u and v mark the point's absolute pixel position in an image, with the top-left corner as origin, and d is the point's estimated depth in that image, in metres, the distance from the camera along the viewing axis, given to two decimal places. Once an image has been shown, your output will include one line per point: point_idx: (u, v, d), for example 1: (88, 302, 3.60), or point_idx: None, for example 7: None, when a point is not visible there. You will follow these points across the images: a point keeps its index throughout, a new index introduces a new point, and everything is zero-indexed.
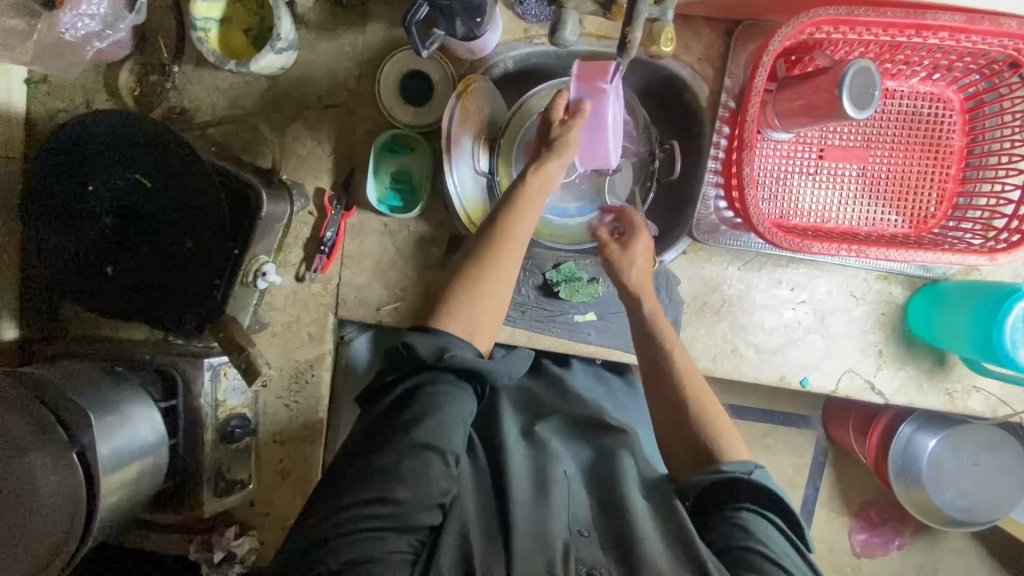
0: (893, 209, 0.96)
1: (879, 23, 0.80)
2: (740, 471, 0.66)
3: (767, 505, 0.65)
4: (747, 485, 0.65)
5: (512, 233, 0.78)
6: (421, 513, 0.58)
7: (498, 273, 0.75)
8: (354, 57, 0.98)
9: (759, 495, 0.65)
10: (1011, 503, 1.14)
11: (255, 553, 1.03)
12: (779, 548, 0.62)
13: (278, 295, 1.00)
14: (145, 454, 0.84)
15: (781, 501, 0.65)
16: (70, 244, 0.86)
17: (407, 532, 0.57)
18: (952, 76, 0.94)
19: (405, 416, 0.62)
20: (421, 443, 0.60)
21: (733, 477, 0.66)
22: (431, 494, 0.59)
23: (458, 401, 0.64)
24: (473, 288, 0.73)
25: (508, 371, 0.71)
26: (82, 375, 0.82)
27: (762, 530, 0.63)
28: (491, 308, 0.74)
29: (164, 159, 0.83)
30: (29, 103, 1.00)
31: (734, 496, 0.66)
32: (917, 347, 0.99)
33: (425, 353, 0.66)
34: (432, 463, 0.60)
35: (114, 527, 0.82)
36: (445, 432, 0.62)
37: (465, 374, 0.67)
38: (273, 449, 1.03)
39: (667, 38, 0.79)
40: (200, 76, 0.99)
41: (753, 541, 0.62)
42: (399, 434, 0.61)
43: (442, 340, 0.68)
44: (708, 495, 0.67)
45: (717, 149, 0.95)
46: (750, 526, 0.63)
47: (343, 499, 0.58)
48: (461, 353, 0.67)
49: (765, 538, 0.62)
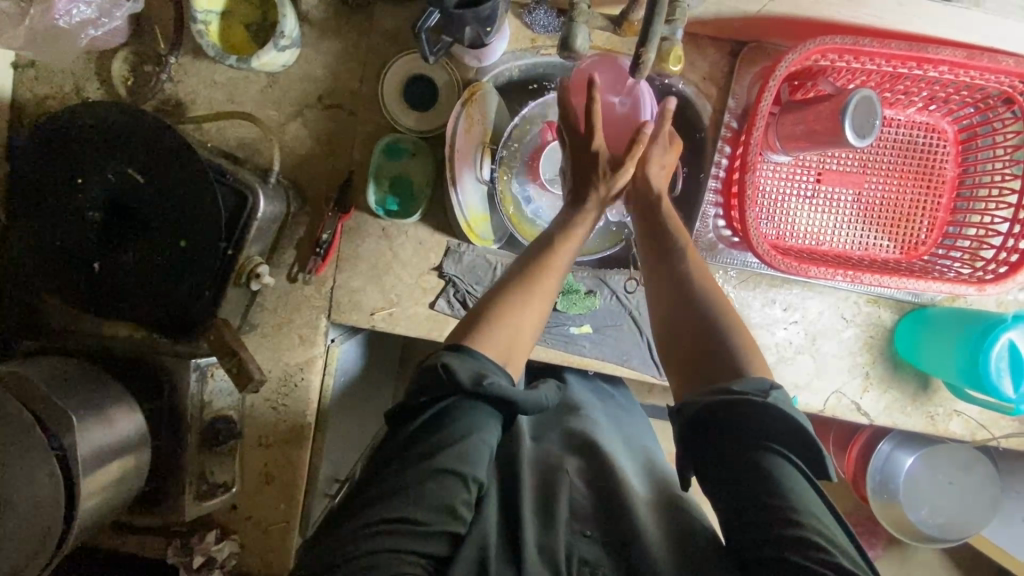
0: (886, 235, 0.98)
1: (882, 54, 0.82)
2: (756, 393, 0.63)
3: (778, 432, 0.62)
4: (755, 409, 0.61)
5: (557, 261, 0.79)
6: (433, 536, 0.58)
7: (538, 296, 0.75)
8: (358, 58, 0.97)
9: (770, 419, 0.62)
10: (982, 522, 1.17)
11: (235, 558, 1.00)
12: (796, 484, 0.59)
13: (270, 296, 0.98)
14: (126, 454, 0.81)
15: (795, 424, 0.61)
16: (55, 239, 0.84)
17: (423, 553, 0.57)
18: (947, 108, 0.96)
19: (428, 443, 0.61)
20: (443, 467, 0.60)
21: (736, 398, 0.62)
22: (448, 518, 0.59)
23: (489, 429, 0.64)
24: (510, 311, 0.73)
25: (540, 402, 0.70)
26: (62, 373, 0.79)
27: (778, 466, 0.60)
28: (527, 331, 0.74)
29: (160, 152, 0.81)
30: (16, 88, 0.97)
31: (742, 419, 0.62)
32: (903, 369, 1.01)
33: (464, 378, 0.64)
34: (453, 488, 0.60)
35: (93, 530, 0.80)
36: (472, 459, 0.61)
37: (496, 404, 0.66)
38: (259, 453, 0.99)
39: (676, 57, 0.83)
40: (197, 68, 0.96)
41: (770, 483, 0.59)
42: (424, 458, 0.60)
43: (478, 364, 0.66)
44: (711, 420, 0.63)
45: (718, 167, 0.96)
46: (764, 464, 0.60)
47: (363, 518, 0.57)
48: (498, 380, 0.65)
49: (782, 476, 0.59)
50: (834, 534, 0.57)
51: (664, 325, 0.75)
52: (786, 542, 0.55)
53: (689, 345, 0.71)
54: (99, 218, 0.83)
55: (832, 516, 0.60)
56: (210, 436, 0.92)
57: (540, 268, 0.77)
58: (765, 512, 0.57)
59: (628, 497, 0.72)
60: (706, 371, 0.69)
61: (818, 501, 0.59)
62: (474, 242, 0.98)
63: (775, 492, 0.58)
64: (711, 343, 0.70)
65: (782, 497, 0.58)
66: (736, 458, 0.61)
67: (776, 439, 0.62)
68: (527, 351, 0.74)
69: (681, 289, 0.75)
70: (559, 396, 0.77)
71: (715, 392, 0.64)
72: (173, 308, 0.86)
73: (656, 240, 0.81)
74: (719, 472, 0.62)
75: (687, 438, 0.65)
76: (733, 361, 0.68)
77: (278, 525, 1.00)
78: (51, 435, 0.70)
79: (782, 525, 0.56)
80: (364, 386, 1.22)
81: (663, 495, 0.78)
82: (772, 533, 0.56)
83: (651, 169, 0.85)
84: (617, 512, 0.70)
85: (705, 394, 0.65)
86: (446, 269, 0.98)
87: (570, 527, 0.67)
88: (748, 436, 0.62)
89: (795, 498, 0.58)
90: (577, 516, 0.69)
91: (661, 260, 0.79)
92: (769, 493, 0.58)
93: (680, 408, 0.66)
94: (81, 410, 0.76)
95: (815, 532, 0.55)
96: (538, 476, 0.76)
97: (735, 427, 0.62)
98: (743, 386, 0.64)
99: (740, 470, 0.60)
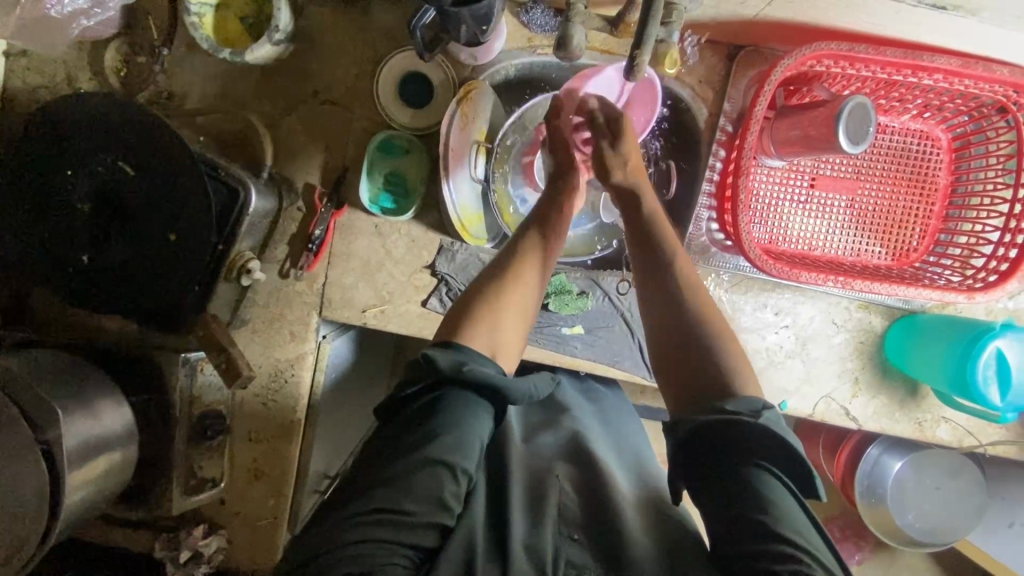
0: (877, 241, 0.99)
1: (878, 61, 0.81)
2: (746, 412, 0.63)
3: (769, 451, 0.62)
4: (746, 431, 0.62)
5: (529, 256, 0.80)
6: (420, 527, 0.57)
7: (524, 287, 0.77)
8: (353, 53, 0.96)
9: (761, 439, 0.62)
10: (967, 526, 1.18)
11: (222, 553, 1.00)
12: (784, 501, 0.60)
13: (261, 292, 0.97)
14: (113, 448, 0.81)
15: (786, 445, 0.62)
16: (42, 231, 0.83)
17: (407, 545, 0.56)
18: (942, 116, 0.97)
19: (418, 432, 0.61)
20: (430, 458, 0.59)
21: (728, 419, 0.62)
22: (437, 510, 0.59)
23: (476, 422, 0.63)
24: (495, 307, 0.74)
25: (526, 392, 0.70)
26: (50, 367, 0.79)
27: (768, 486, 0.60)
28: (511, 328, 0.75)
29: (152, 145, 0.80)
30: (9, 77, 0.96)
31: (735, 437, 0.62)
32: (892, 375, 1.01)
33: (445, 366, 0.65)
34: (443, 479, 0.59)
35: (78, 524, 0.79)
36: (460, 450, 0.61)
37: (483, 391, 0.66)
38: (248, 448, 0.99)
39: (671, 60, 0.86)
40: (191, 61, 0.96)
41: (758, 499, 0.59)
42: (412, 450, 0.60)
43: (461, 354, 0.67)
44: (706, 439, 0.63)
45: (713, 171, 0.96)
46: (754, 482, 0.60)
47: (349, 510, 0.57)
48: (480, 367, 0.66)
49: (769, 496, 0.59)
50: (819, 551, 0.58)
51: (656, 330, 0.75)
52: (771, 556, 0.56)
53: (681, 350, 0.72)
54: (87, 209, 0.82)
55: (818, 535, 0.60)
56: (199, 430, 0.92)
57: (522, 265, 0.79)
58: (752, 526, 0.58)
59: (618, 504, 0.72)
60: (698, 383, 0.69)
61: (804, 518, 0.60)
62: (467, 241, 0.97)
63: (758, 507, 0.59)
64: (702, 350, 0.71)
65: (769, 513, 0.58)
66: (726, 473, 0.61)
67: (767, 458, 0.62)
68: (517, 346, 0.76)
69: (682, 295, 0.75)
70: (552, 384, 0.79)
71: (708, 412, 0.65)
72: (164, 302, 0.86)
73: (648, 247, 0.79)
74: (705, 482, 0.63)
75: (680, 452, 0.65)
76: (725, 372, 0.69)
77: (265, 521, 1.00)
78: (35, 425, 0.69)
79: (769, 540, 0.56)
80: (355, 383, 1.22)
81: (651, 500, 0.78)
82: (758, 547, 0.57)
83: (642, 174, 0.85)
84: (604, 514, 0.70)
85: (701, 414, 0.64)
86: (438, 268, 0.98)
87: (559, 531, 0.67)
88: (741, 453, 0.62)
89: (783, 515, 0.58)
90: (564, 518, 0.69)
91: (656, 266, 0.78)
92: (756, 509, 0.58)
93: (675, 424, 0.66)
94: (67, 401, 0.75)
95: (800, 551, 0.56)
96: (526, 477, 0.76)
97: (733, 446, 0.62)
98: (737, 407, 0.64)
99: (727, 482, 0.61)
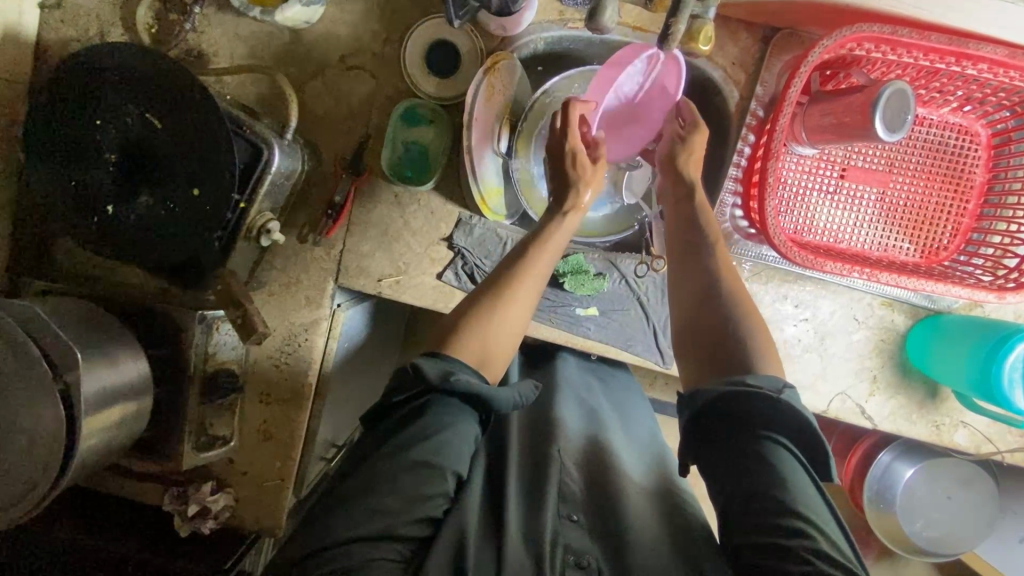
0: (906, 237, 0.97)
1: (921, 47, 0.79)
2: (770, 389, 0.63)
3: (786, 428, 0.63)
4: (769, 405, 0.62)
5: (544, 248, 0.81)
6: (412, 521, 0.57)
7: (534, 277, 0.79)
8: (383, 19, 0.95)
9: (778, 413, 0.62)
10: (975, 540, 1.15)
11: (229, 511, 1.02)
12: (798, 478, 0.59)
13: (279, 255, 0.98)
14: (129, 398, 0.82)
15: (802, 422, 0.63)
16: (67, 178, 0.82)
17: (398, 540, 0.56)
18: (982, 110, 0.93)
19: (406, 435, 0.61)
20: (418, 461, 0.60)
21: (753, 391, 0.63)
22: (422, 505, 0.58)
23: (461, 426, 0.63)
24: (500, 294, 0.76)
25: (514, 400, 0.70)
26: (75, 314, 0.81)
27: (778, 456, 0.60)
28: (517, 321, 0.76)
29: (180, 100, 0.80)
30: (41, 28, 0.97)
31: (755, 412, 0.62)
32: (911, 377, 0.99)
33: (431, 375, 0.65)
34: (430, 479, 0.60)
35: (91, 472, 0.81)
36: (447, 453, 0.61)
37: (467, 399, 0.66)
38: (259, 409, 1.00)
39: (706, 37, 0.81)
40: (222, 20, 0.96)
41: (772, 473, 0.59)
42: (408, 442, 0.61)
43: (448, 364, 0.67)
44: (721, 410, 0.64)
45: (740, 156, 0.95)
46: (768, 454, 0.60)
47: (342, 507, 0.57)
48: (467, 378, 0.66)
49: (781, 465, 0.59)
50: (831, 532, 0.56)
51: (684, 313, 0.76)
52: (782, 530, 0.55)
53: (711, 331, 0.72)
54: (113, 160, 0.81)
55: (832, 519, 0.59)
56: (212, 388, 0.93)
57: (540, 249, 0.81)
58: (763, 501, 0.57)
59: (622, 489, 0.72)
60: (722, 362, 0.69)
61: (816, 497, 0.59)
62: (485, 216, 0.97)
63: (772, 480, 0.58)
64: (732, 338, 0.71)
65: (782, 489, 0.57)
66: (739, 447, 0.62)
67: (781, 433, 0.62)
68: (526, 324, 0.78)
69: (705, 285, 0.76)
70: (535, 393, 0.74)
71: (727, 381, 0.65)
72: (184, 259, 0.86)
73: (682, 227, 0.84)
74: (714, 453, 0.63)
75: (694, 423, 0.66)
76: (746, 351, 0.69)
77: (273, 482, 1.01)
78: (55, 366, 0.70)
79: (782, 513, 0.56)
80: (367, 352, 1.23)
81: (659, 486, 0.79)
82: (770, 521, 0.56)
83: (681, 160, 0.88)
84: (608, 502, 0.70)
85: (721, 383, 0.65)
86: (456, 241, 0.97)
87: (558, 513, 0.67)
88: (757, 426, 0.62)
89: (795, 490, 0.58)
90: (564, 501, 0.69)
91: (690, 257, 0.81)
92: (767, 484, 0.58)
93: (694, 394, 0.67)
94: (83, 349, 0.76)
95: (811, 527, 0.55)
96: (531, 460, 0.76)
97: (750, 419, 0.63)
98: (759, 381, 0.64)
99: (742, 455, 0.61)
